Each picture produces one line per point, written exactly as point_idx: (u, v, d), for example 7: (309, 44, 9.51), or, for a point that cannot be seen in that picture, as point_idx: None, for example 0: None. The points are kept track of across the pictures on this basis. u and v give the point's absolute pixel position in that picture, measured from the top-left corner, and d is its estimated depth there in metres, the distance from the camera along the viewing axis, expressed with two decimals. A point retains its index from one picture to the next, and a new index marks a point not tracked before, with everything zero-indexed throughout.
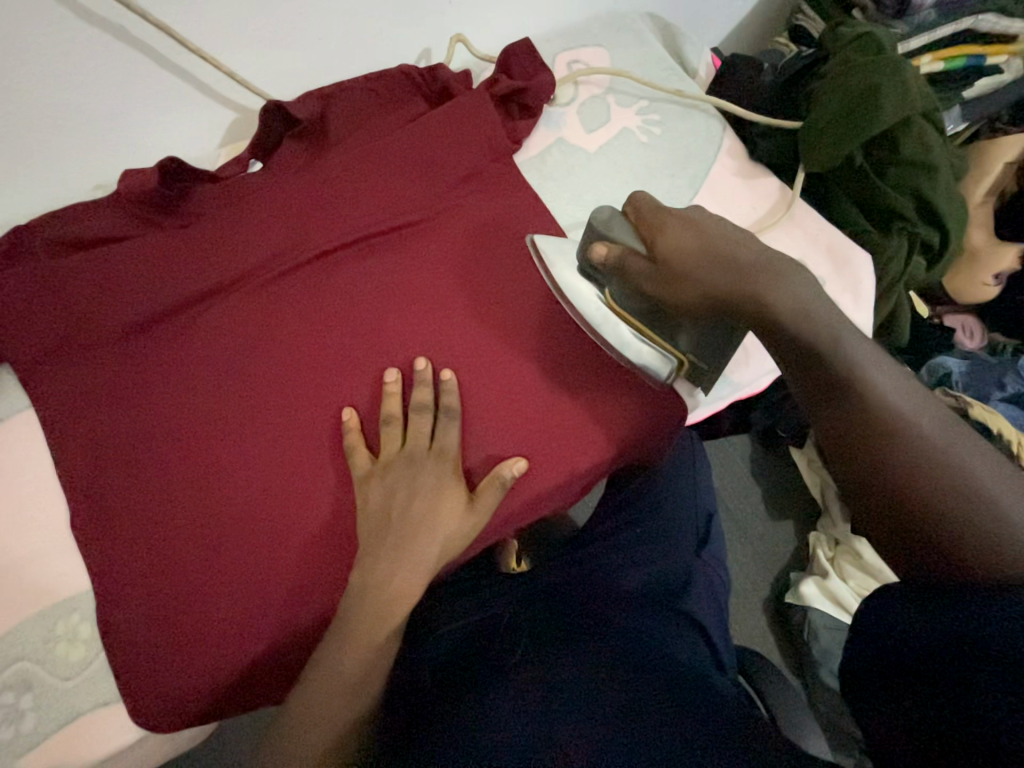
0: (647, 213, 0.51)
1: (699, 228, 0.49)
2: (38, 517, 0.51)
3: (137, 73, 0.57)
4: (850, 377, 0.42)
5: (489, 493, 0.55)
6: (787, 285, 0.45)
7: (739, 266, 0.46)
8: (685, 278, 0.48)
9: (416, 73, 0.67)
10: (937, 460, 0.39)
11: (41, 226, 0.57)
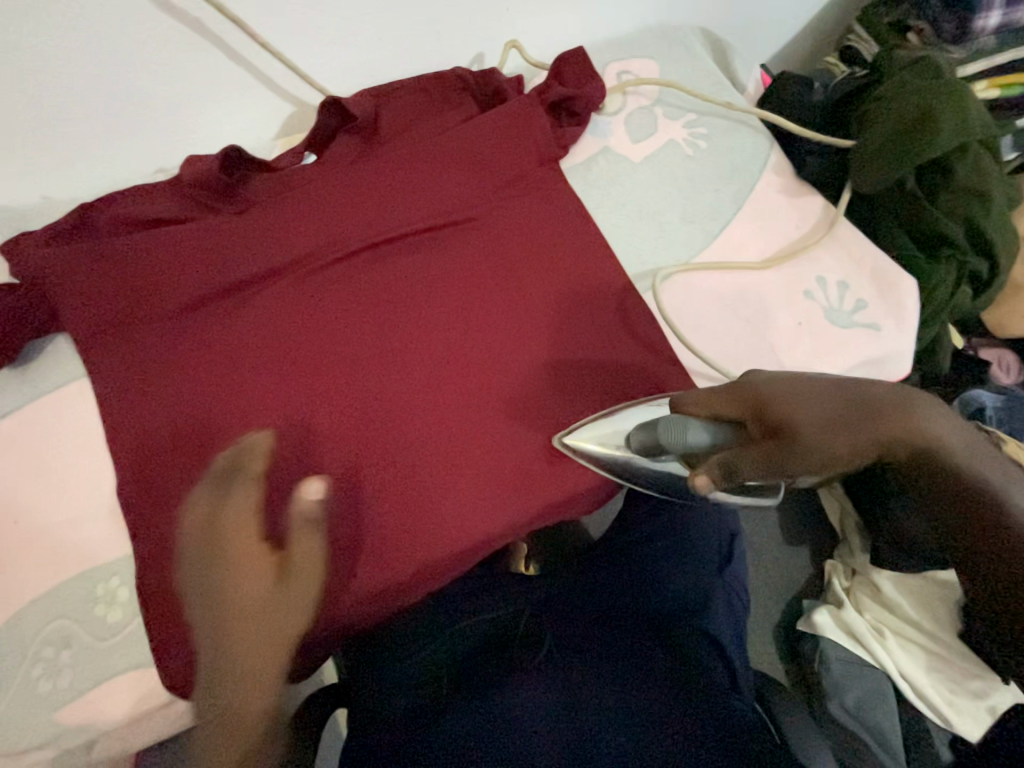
0: (715, 399, 0.49)
1: (811, 387, 0.47)
2: (84, 481, 0.53)
3: (207, 63, 0.60)
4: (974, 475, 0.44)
5: (305, 541, 0.46)
6: (929, 417, 0.46)
7: (866, 407, 0.46)
8: (828, 452, 0.45)
9: (469, 76, 0.69)
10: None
11: (108, 205, 0.61)
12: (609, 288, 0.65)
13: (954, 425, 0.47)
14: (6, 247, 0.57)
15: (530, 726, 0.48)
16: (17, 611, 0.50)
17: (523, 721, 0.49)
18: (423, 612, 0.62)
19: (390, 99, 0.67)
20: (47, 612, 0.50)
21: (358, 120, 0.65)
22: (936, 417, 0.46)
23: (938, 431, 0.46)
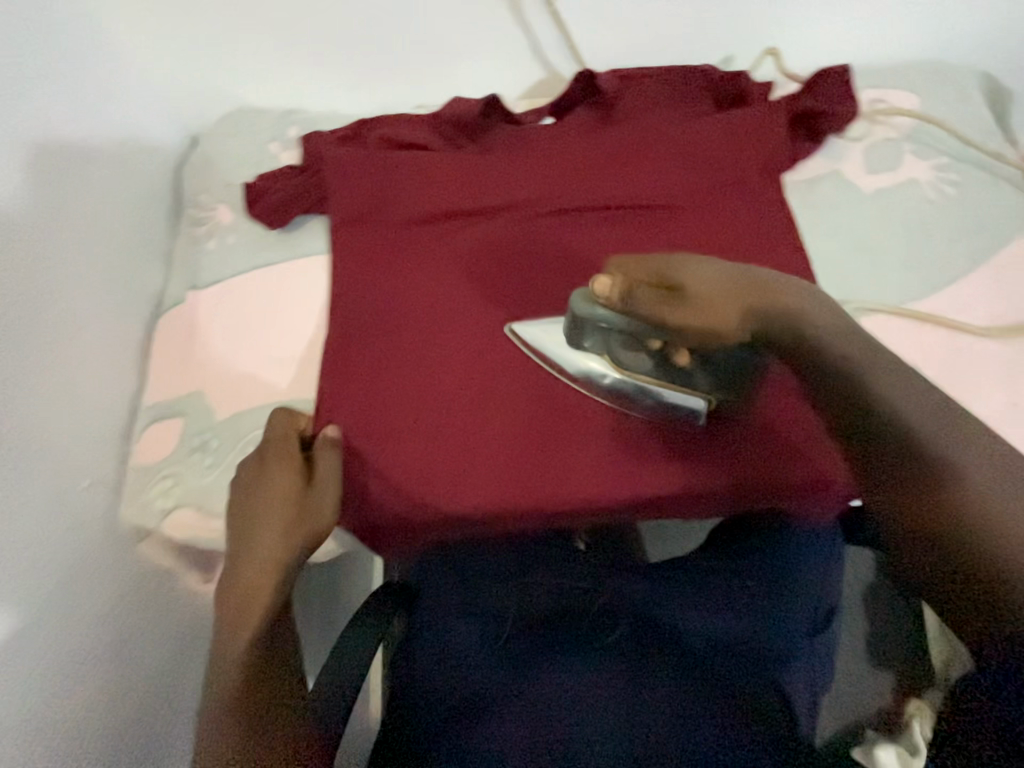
0: (625, 269, 0.52)
1: (715, 266, 0.53)
2: (305, 332, 0.65)
3: (497, 22, 0.70)
4: (945, 445, 0.43)
5: (323, 459, 0.58)
6: (800, 304, 0.52)
7: (756, 287, 0.53)
8: (716, 301, 0.51)
9: (718, 75, 0.71)
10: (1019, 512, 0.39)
11: (380, 122, 0.72)
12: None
13: (925, 391, 0.47)
14: (304, 139, 0.72)
15: (591, 727, 0.50)
16: (235, 411, 0.61)
17: (563, 701, 0.52)
18: (444, 588, 0.61)
19: (635, 82, 0.71)
20: (251, 423, 0.61)
21: (603, 94, 0.71)
22: (910, 389, 0.47)
23: (897, 394, 0.47)
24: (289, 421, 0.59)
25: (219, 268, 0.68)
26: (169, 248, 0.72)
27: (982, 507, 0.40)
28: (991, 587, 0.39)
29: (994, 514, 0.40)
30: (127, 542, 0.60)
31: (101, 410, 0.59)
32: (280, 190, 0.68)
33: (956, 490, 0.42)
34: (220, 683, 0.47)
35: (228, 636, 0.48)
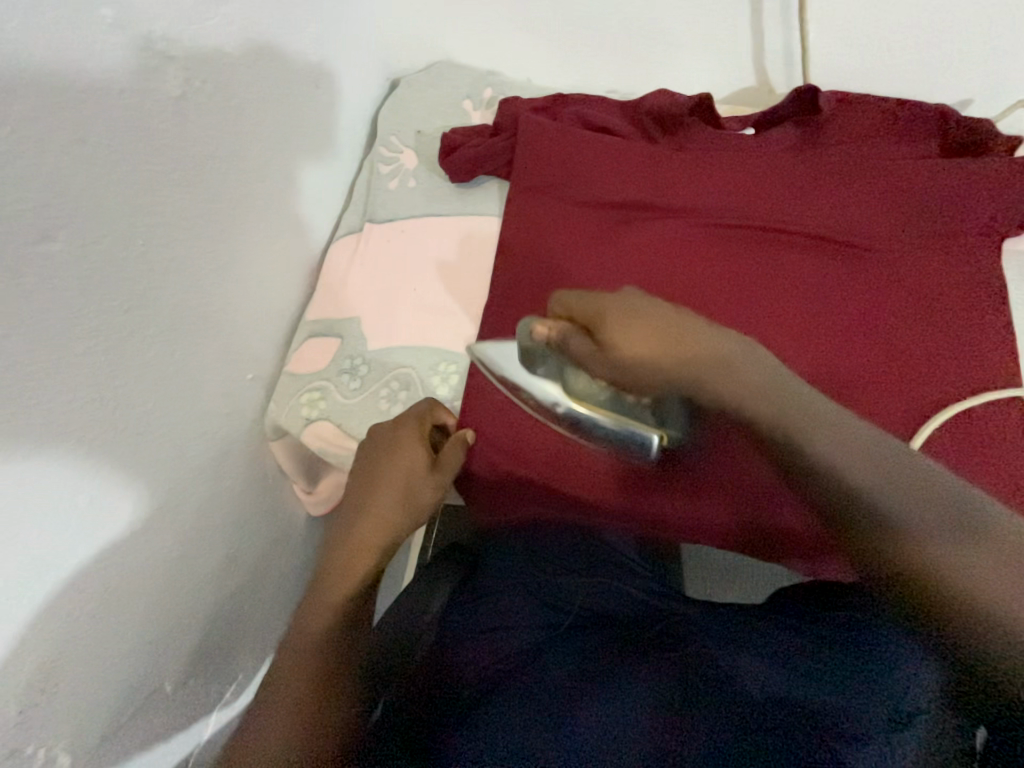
0: (568, 303, 0.45)
1: (648, 306, 0.44)
2: (466, 287, 0.67)
3: (730, 20, 0.67)
4: (887, 501, 0.37)
5: (450, 450, 0.59)
6: (730, 378, 0.43)
7: (681, 352, 0.43)
8: (648, 360, 0.43)
9: (956, 117, 0.64)
10: (952, 551, 0.35)
11: (577, 101, 0.72)
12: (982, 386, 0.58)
13: (861, 430, 0.40)
14: (501, 102, 0.73)
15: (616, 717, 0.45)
16: (385, 348, 0.65)
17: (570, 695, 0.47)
18: (512, 563, 0.61)
19: (858, 107, 0.66)
20: (405, 360, 0.65)
21: (818, 115, 0.66)
22: (842, 437, 0.40)
23: (830, 445, 0.40)
24: (433, 409, 0.61)
25: (395, 208, 0.71)
26: (352, 179, 0.75)
27: (925, 554, 0.35)
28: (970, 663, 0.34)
29: (964, 575, 0.34)
30: (264, 439, 0.64)
31: (275, 315, 0.64)
32: (471, 147, 0.70)
33: (918, 556, 0.36)
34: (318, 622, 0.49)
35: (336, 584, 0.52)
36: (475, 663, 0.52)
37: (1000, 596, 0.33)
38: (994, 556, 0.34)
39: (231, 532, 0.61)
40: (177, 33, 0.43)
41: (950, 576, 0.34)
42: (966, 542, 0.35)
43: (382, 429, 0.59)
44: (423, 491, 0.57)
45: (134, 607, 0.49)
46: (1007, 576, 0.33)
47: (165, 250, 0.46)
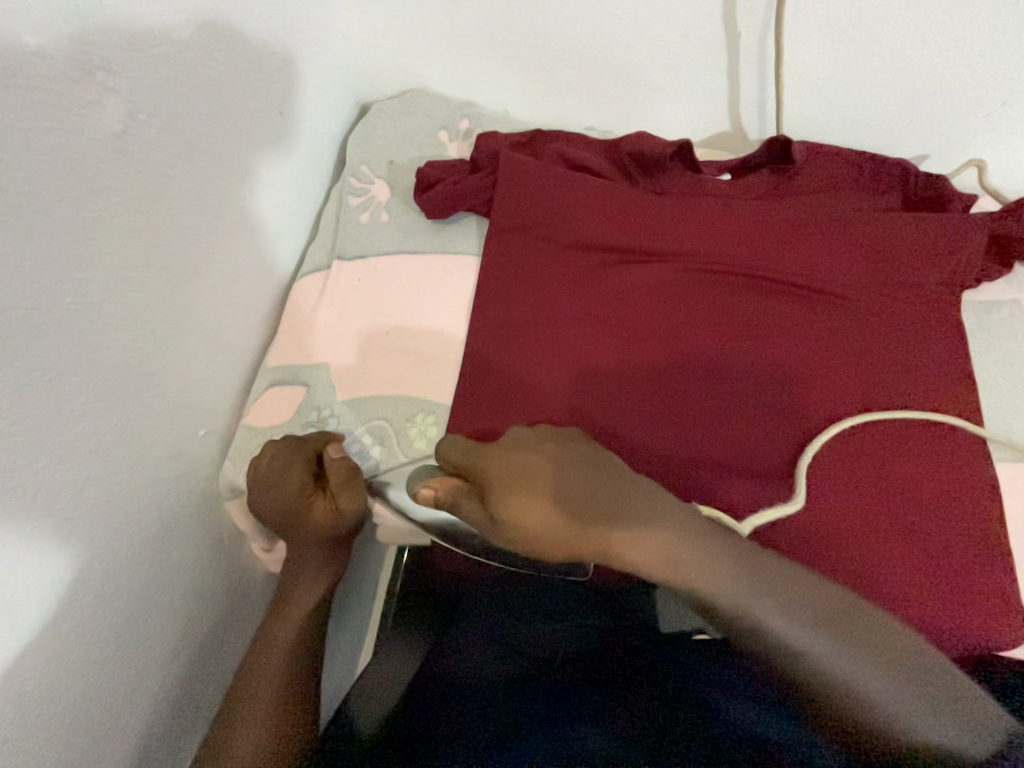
0: (454, 458, 0.48)
1: (537, 461, 0.46)
2: (444, 329, 0.64)
3: (710, 69, 0.68)
4: (738, 599, 0.43)
5: (347, 493, 0.55)
6: (635, 535, 0.44)
7: (587, 517, 0.44)
8: (535, 526, 0.43)
9: (916, 173, 0.67)
10: (791, 625, 0.41)
11: (557, 139, 0.71)
12: (952, 422, 0.59)
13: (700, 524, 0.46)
14: (479, 136, 0.70)
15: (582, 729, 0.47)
16: (357, 397, 0.60)
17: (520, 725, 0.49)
18: (477, 611, 0.61)
19: (827, 158, 0.68)
20: (380, 410, 0.60)
21: (792, 164, 0.67)
22: (665, 514, 0.45)
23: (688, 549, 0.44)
24: (315, 438, 0.57)
25: (367, 241, 0.67)
26: (319, 209, 0.70)
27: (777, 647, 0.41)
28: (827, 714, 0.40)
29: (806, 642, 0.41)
30: (218, 499, 0.58)
31: (232, 361, 0.58)
32: (450, 183, 0.67)
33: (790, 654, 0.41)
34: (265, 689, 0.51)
35: (281, 639, 0.55)
36: (434, 704, 0.52)
37: (847, 667, 0.40)
38: (829, 631, 0.41)
39: (180, 611, 0.54)
40: (118, 58, 0.38)
41: (794, 651, 0.41)
42: (836, 640, 0.41)
43: (263, 485, 0.53)
44: (350, 538, 0.58)
45: (58, 719, 0.42)
46: (862, 658, 0.40)
47: (102, 307, 0.40)
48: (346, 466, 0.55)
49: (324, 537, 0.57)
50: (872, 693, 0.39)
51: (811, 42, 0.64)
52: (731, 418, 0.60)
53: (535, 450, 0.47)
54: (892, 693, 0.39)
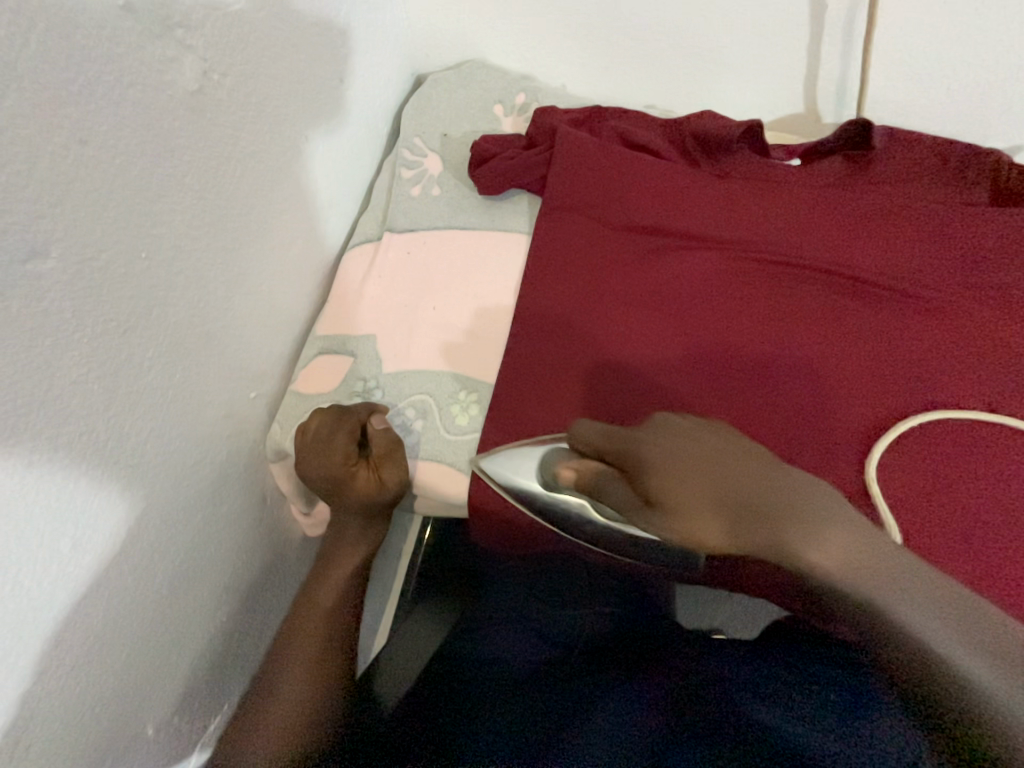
0: (591, 435, 0.48)
1: (686, 448, 0.44)
2: (490, 307, 0.63)
3: (787, 44, 0.64)
4: (887, 612, 0.36)
5: (391, 463, 0.57)
6: (791, 524, 0.39)
7: (737, 505, 0.40)
8: (672, 504, 0.41)
9: (1008, 165, 0.62)
10: (954, 655, 0.35)
11: (617, 116, 0.68)
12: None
13: (824, 498, 0.40)
14: (536, 111, 0.68)
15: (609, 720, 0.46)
16: (402, 370, 0.61)
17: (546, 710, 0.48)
18: (507, 600, 0.63)
19: (910, 146, 0.63)
20: (422, 384, 0.60)
21: (869, 150, 0.63)
22: (819, 514, 0.39)
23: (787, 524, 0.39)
24: (359, 408, 0.58)
25: (418, 214, 0.66)
26: (371, 180, 0.70)
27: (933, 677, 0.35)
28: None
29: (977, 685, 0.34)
30: (265, 460, 0.60)
31: (284, 327, 0.59)
32: (504, 159, 0.65)
33: (948, 692, 0.34)
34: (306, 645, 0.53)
35: (324, 598, 0.57)
36: (466, 691, 0.51)
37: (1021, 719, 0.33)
38: (1003, 673, 0.34)
39: (227, 562, 0.57)
40: (197, 15, 0.38)
41: (957, 687, 0.34)
42: (941, 631, 0.36)
43: (311, 450, 0.55)
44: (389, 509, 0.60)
45: (117, 652, 0.45)
46: (961, 634, 0.36)
47: (171, 264, 0.41)
48: (388, 436, 0.57)
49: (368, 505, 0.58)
50: None
51: (903, 16, 0.59)
52: (782, 416, 0.57)
53: (671, 432, 0.45)
54: None
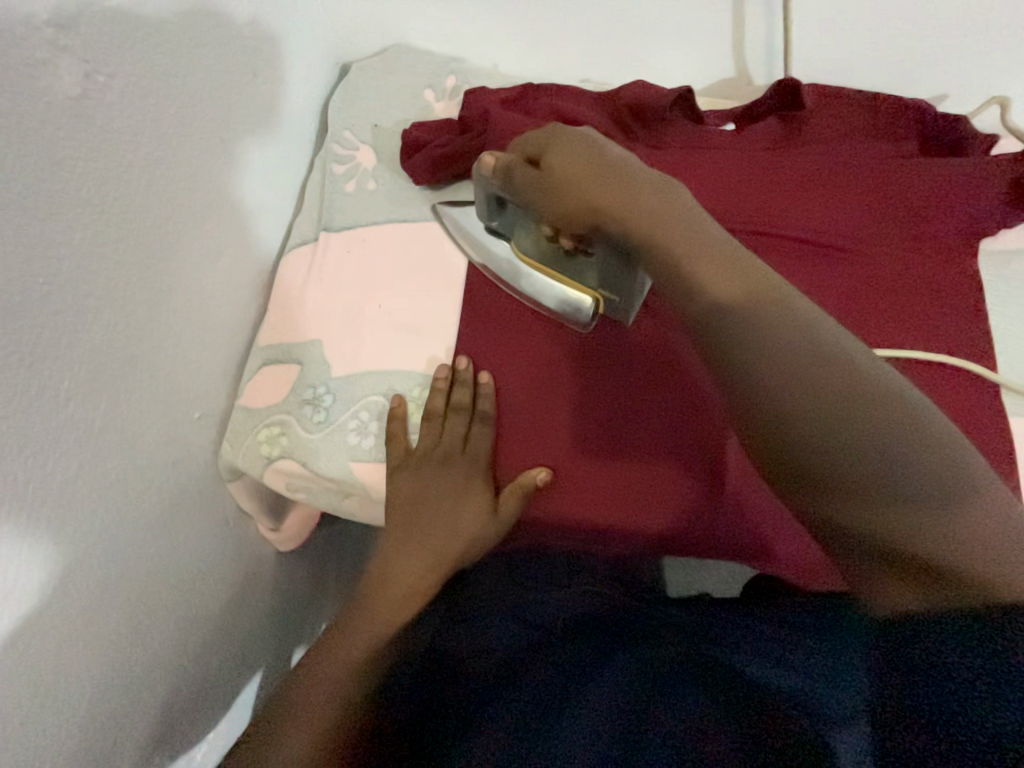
0: (533, 143, 0.44)
1: (588, 141, 0.43)
2: (436, 300, 0.61)
3: (714, 6, 0.63)
4: (782, 373, 0.34)
5: (394, 443, 0.56)
6: (645, 195, 0.40)
7: (616, 183, 0.40)
8: (582, 202, 0.41)
9: (934, 115, 0.63)
10: (855, 428, 0.32)
11: (551, 93, 0.67)
12: (963, 366, 0.56)
13: (710, 237, 0.39)
14: (467, 94, 0.66)
15: (599, 693, 0.47)
16: (353, 374, 0.58)
17: (537, 696, 0.48)
18: (487, 583, 0.61)
19: (838, 103, 0.64)
20: (373, 386, 0.58)
21: (800, 111, 0.63)
22: (731, 282, 0.37)
23: (771, 328, 0.35)
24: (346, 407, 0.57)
25: (353, 212, 0.64)
26: (303, 180, 0.67)
27: (836, 456, 0.32)
28: (876, 555, 0.32)
29: (863, 455, 0.32)
30: (220, 479, 0.58)
31: (222, 340, 0.56)
32: (437, 146, 0.63)
33: (836, 468, 0.32)
34: (349, 656, 0.52)
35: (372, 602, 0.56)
36: (449, 684, 0.50)
37: (901, 485, 0.31)
38: (898, 447, 0.31)
39: (190, 590, 0.55)
40: (70, 13, 0.35)
41: (840, 454, 0.32)
42: (913, 451, 0.31)
43: (407, 450, 0.57)
44: (346, 513, 0.60)
45: (75, 696, 0.43)
46: (923, 473, 0.31)
47: (76, 287, 0.38)
48: (400, 424, 0.56)
49: (474, 486, 0.57)
50: (938, 532, 0.30)
51: None
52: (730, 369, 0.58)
53: (641, 173, 0.41)
54: (953, 529, 0.30)
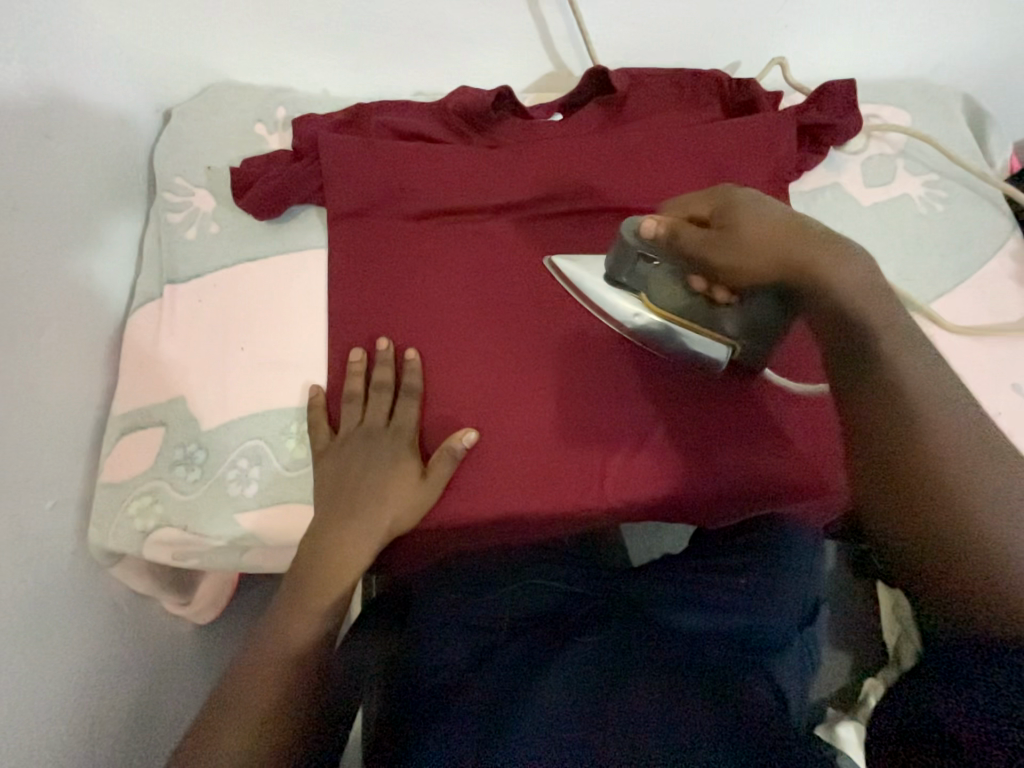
0: (713, 202, 0.46)
1: (774, 210, 0.45)
2: (300, 330, 0.60)
3: (512, 10, 0.67)
4: (877, 366, 0.40)
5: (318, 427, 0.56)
6: (838, 262, 0.42)
7: (802, 247, 0.43)
8: (754, 257, 0.44)
9: (728, 81, 0.70)
10: (939, 418, 0.37)
11: (381, 110, 0.68)
12: None
13: (874, 277, 0.42)
14: (296, 122, 0.66)
15: (549, 692, 0.44)
16: (223, 423, 0.56)
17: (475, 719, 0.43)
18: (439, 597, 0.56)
19: (646, 83, 0.70)
20: (249, 430, 0.56)
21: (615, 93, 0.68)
22: (869, 288, 0.42)
23: (876, 322, 0.41)
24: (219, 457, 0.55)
25: (198, 259, 0.62)
26: (140, 236, 0.64)
27: (928, 441, 0.37)
28: (938, 552, 0.35)
29: (942, 438, 0.37)
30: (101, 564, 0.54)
31: (69, 418, 0.53)
32: (271, 179, 0.63)
33: (924, 444, 0.37)
34: (277, 652, 0.43)
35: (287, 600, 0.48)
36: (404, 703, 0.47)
37: (985, 484, 0.35)
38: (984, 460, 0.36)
39: (85, 690, 0.50)
40: None
41: (926, 433, 0.37)
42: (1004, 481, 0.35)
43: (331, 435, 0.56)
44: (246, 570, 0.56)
45: None
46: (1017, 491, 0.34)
47: None
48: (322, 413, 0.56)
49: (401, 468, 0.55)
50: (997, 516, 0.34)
51: None
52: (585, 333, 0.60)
53: (831, 236, 0.44)
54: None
